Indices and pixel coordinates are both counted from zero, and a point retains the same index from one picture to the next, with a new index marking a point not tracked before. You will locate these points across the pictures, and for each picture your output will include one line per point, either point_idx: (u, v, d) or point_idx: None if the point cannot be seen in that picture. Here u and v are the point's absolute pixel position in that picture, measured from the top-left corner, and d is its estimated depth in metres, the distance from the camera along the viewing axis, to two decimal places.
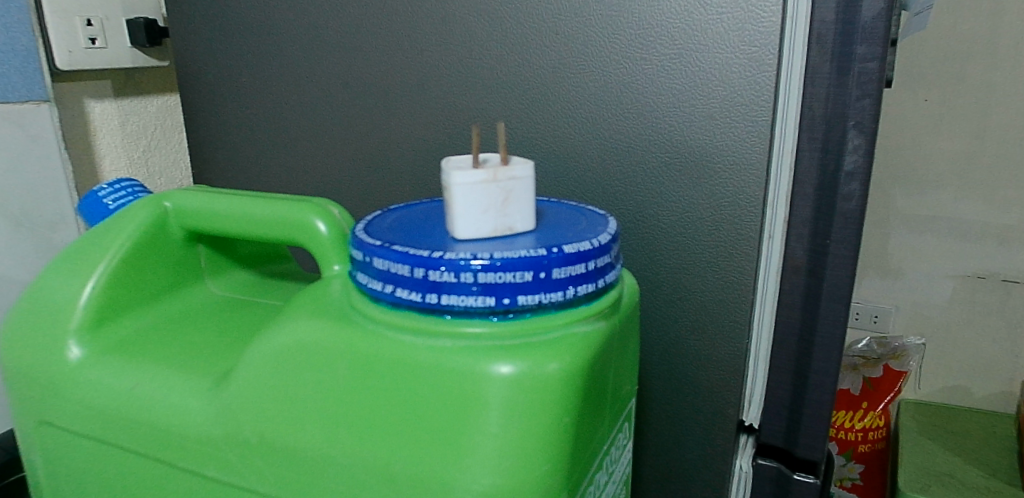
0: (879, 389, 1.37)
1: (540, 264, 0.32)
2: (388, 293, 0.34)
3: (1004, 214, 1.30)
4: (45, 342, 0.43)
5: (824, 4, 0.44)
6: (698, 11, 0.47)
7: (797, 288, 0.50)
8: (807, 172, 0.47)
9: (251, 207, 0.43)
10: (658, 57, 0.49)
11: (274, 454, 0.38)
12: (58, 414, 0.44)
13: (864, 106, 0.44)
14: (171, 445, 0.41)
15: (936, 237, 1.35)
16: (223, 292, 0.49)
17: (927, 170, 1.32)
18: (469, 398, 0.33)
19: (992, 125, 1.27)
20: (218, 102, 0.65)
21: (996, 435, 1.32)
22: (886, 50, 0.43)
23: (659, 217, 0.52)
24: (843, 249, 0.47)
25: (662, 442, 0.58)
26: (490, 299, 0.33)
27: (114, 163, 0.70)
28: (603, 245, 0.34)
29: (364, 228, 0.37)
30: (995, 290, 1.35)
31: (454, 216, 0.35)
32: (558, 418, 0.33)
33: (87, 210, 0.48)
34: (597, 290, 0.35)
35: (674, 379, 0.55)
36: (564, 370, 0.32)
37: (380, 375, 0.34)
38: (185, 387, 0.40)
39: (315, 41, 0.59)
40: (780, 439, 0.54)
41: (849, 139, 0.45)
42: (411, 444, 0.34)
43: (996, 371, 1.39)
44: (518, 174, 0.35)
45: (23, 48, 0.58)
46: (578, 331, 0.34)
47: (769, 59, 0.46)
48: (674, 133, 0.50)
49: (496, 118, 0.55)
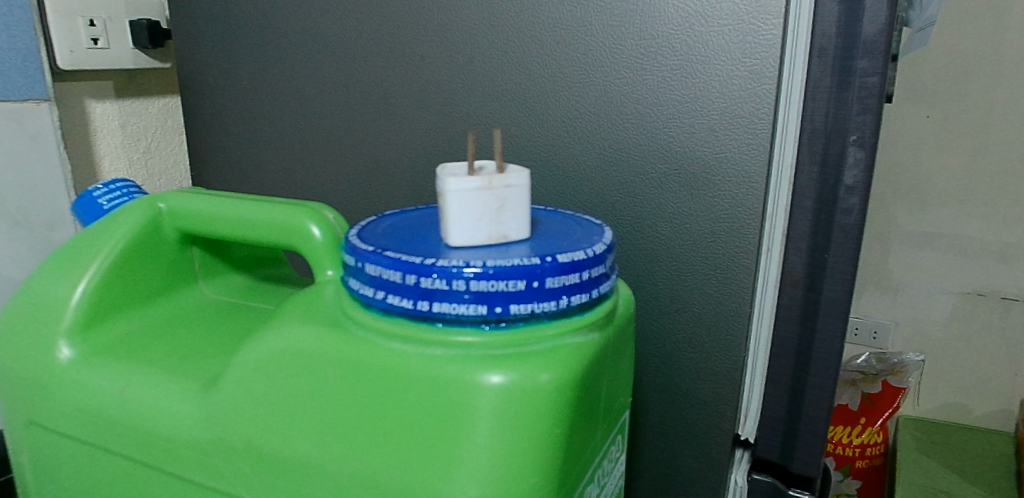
0: (878, 404, 1.35)
1: (533, 273, 0.32)
2: (380, 299, 0.34)
3: (1004, 232, 1.30)
4: (35, 342, 0.43)
5: (825, 19, 0.44)
6: (700, 22, 0.47)
7: (795, 302, 0.50)
8: (806, 186, 0.48)
9: (245, 209, 0.43)
10: (659, 68, 0.49)
11: (262, 460, 0.37)
12: (46, 415, 0.44)
13: (864, 120, 0.45)
14: (160, 449, 0.40)
15: (937, 253, 1.34)
16: (216, 295, 0.49)
17: (928, 187, 1.32)
18: (459, 407, 0.32)
19: (993, 142, 1.27)
20: (218, 104, 0.65)
21: (995, 453, 1.31)
22: (887, 65, 0.44)
23: (658, 228, 0.52)
24: (841, 262, 0.48)
25: (658, 455, 0.57)
26: (482, 308, 0.32)
27: (114, 163, 0.70)
28: (597, 255, 0.34)
29: (357, 233, 0.36)
30: (995, 308, 1.34)
31: (449, 223, 0.34)
32: (548, 430, 0.32)
33: (82, 210, 0.48)
34: (591, 300, 0.35)
35: (671, 391, 0.55)
36: (555, 381, 0.32)
37: (369, 382, 0.34)
38: (176, 391, 0.40)
39: (316, 46, 0.59)
40: (776, 454, 0.54)
41: (848, 154, 0.46)
42: (401, 453, 0.34)
43: (996, 389, 1.38)
44: (514, 182, 0.34)
45: (24, 47, 0.58)
46: (572, 342, 0.34)
47: (771, 73, 0.46)
48: (674, 144, 0.50)
49: (495, 125, 0.55)
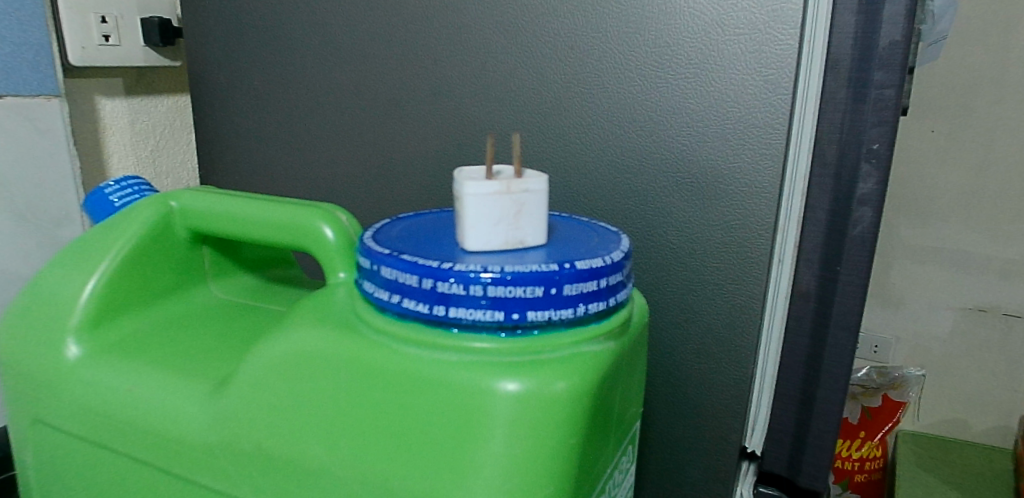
0: (878, 418, 1.33)
1: (551, 280, 0.32)
2: (395, 303, 0.33)
3: (1005, 247, 1.25)
4: (43, 340, 0.43)
5: (842, 31, 0.46)
6: (716, 31, 0.47)
7: (806, 313, 0.52)
8: (819, 197, 0.49)
9: (257, 210, 0.42)
10: (675, 76, 0.49)
11: (271, 464, 0.37)
12: (51, 413, 0.43)
13: (880, 132, 0.46)
14: (166, 451, 0.40)
15: (938, 268, 1.30)
16: (225, 295, 0.49)
17: (931, 202, 1.27)
18: (473, 415, 0.32)
19: (997, 158, 1.22)
20: (229, 104, 0.65)
21: (996, 469, 1.28)
22: (903, 77, 0.45)
23: (669, 238, 0.52)
24: (854, 275, 0.49)
25: (663, 465, 0.57)
26: (499, 314, 0.32)
27: (122, 161, 0.70)
28: (616, 263, 0.34)
29: (372, 236, 0.36)
30: (995, 324, 1.29)
31: (465, 228, 0.34)
32: (563, 439, 0.32)
33: (93, 207, 0.48)
34: (608, 308, 0.34)
35: (677, 401, 0.55)
36: (571, 391, 0.32)
37: (382, 387, 0.34)
38: (184, 392, 0.40)
39: (327, 48, 0.59)
40: (783, 467, 0.55)
41: (861, 168, 0.47)
42: (413, 460, 0.33)
43: (996, 406, 1.34)
44: (531, 187, 0.34)
45: (37, 42, 0.57)
46: (588, 350, 0.33)
47: (786, 83, 0.46)
48: (687, 153, 0.50)
49: (510, 131, 0.55)
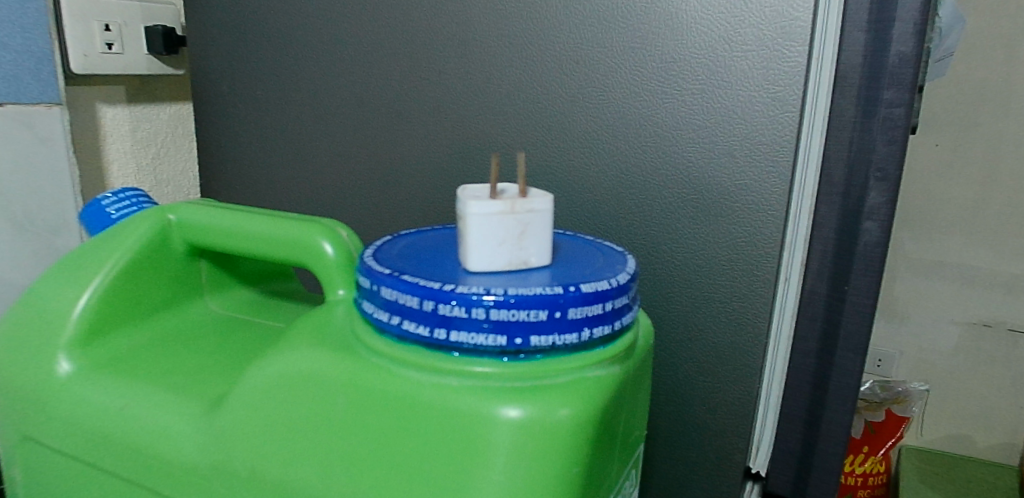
0: (880, 433, 1.31)
1: (555, 303, 0.31)
2: (395, 325, 0.33)
3: (1012, 263, 1.24)
4: (35, 356, 0.42)
5: (851, 48, 0.45)
6: (723, 47, 0.46)
7: (813, 333, 0.51)
8: (827, 216, 0.49)
9: (256, 224, 0.42)
10: (681, 92, 0.48)
11: (264, 488, 0.36)
12: (42, 430, 0.42)
13: (891, 151, 0.46)
14: (158, 471, 0.39)
15: (943, 283, 1.29)
16: (224, 310, 0.48)
17: (937, 217, 1.26)
18: (474, 442, 0.31)
19: (1003, 173, 1.21)
20: (230, 113, 0.64)
21: (1000, 485, 1.26)
22: (913, 96, 0.45)
23: (674, 255, 0.51)
24: (862, 297, 0.49)
25: (666, 485, 0.55)
26: (502, 338, 0.31)
27: (122, 169, 0.69)
28: (621, 286, 0.33)
29: (373, 254, 0.35)
30: (1001, 340, 1.28)
31: (467, 247, 0.33)
32: (566, 468, 0.31)
33: (90, 218, 0.47)
34: (613, 332, 0.33)
35: (681, 420, 0.53)
36: (575, 418, 0.31)
37: (380, 411, 0.33)
38: (177, 411, 0.39)
39: (330, 58, 0.58)
40: (788, 489, 0.55)
41: (869, 184, 0.47)
42: (411, 487, 0.33)
43: (1002, 422, 1.33)
44: (536, 207, 0.33)
45: (39, 50, 0.57)
46: (592, 376, 0.32)
47: (793, 100, 0.45)
48: (693, 170, 0.49)
49: (512, 144, 0.54)
